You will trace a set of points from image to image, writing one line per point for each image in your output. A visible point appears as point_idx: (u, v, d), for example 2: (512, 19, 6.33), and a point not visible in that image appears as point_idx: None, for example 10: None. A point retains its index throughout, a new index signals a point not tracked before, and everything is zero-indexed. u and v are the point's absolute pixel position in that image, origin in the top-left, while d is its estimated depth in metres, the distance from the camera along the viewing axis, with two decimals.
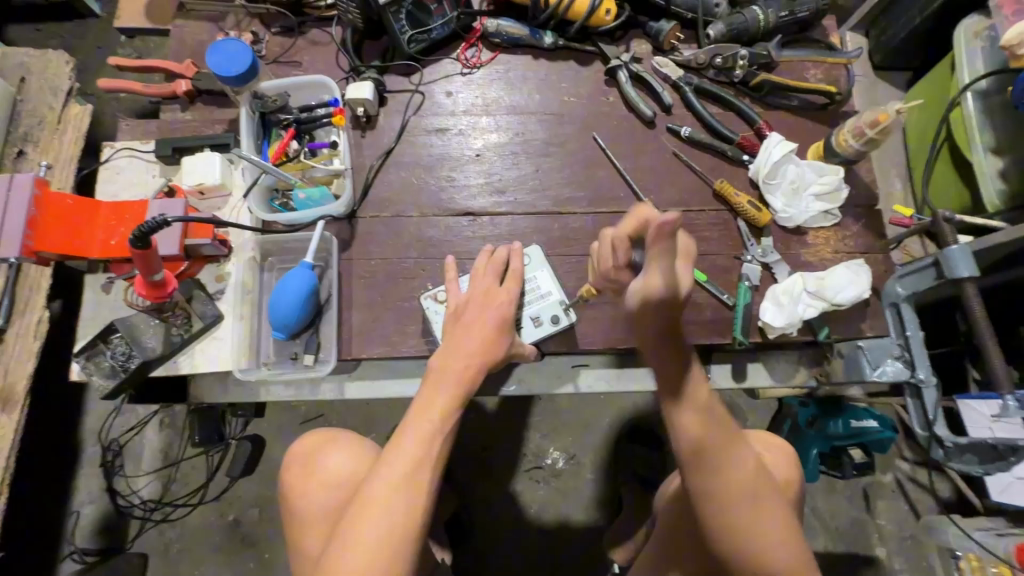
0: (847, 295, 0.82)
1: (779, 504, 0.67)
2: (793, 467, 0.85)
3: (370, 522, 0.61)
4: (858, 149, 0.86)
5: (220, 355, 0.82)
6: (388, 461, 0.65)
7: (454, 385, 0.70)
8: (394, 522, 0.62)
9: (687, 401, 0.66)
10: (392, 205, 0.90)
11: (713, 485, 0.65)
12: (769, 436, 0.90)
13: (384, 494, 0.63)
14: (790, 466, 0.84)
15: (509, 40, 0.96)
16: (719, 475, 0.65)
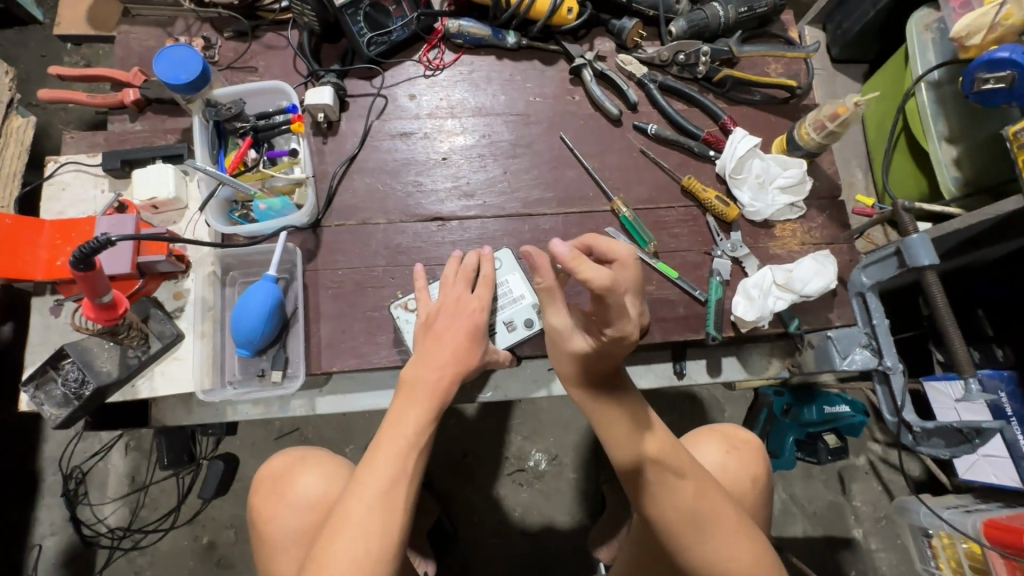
0: (814, 286, 0.83)
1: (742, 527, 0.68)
2: (759, 459, 0.89)
3: (345, 543, 0.59)
4: (820, 142, 0.88)
5: (181, 375, 0.78)
6: (364, 480, 0.63)
7: (425, 406, 0.67)
8: (369, 541, 0.59)
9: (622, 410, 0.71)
10: (358, 212, 0.88)
11: (671, 539, 0.67)
12: (733, 429, 0.92)
13: (359, 512, 0.61)
14: (758, 458, 0.89)
15: (471, 41, 0.95)
16: (671, 526, 0.67)
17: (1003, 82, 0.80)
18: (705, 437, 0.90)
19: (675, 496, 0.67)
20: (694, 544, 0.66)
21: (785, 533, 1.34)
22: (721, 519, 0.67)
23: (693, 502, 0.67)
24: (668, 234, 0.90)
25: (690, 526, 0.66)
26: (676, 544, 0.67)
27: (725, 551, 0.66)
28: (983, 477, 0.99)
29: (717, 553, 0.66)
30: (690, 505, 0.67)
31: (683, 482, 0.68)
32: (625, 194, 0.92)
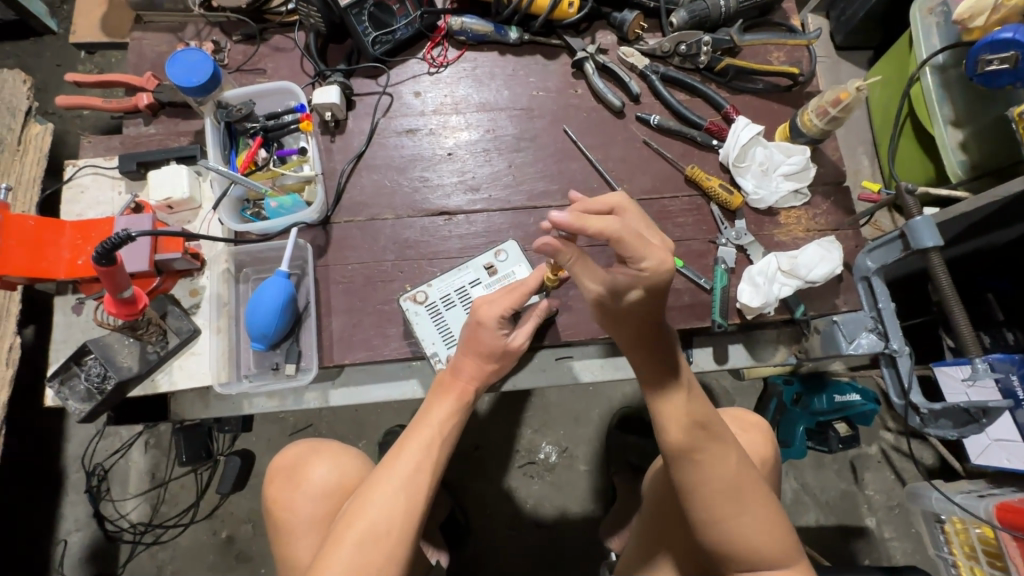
0: (818, 272, 0.84)
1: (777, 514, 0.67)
2: (766, 441, 0.89)
3: (367, 521, 0.62)
4: (823, 128, 0.88)
5: (199, 370, 0.80)
6: (390, 466, 0.67)
7: (452, 405, 0.74)
8: (392, 516, 0.63)
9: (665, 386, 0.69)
10: (365, 209, 0.89)
11: (708, 510, 0.65)
12: (741, 413, 0.94)
13: (383, 496, 0.64)
14: (765, 442, 0.89)
15: (474, 38, 0.96)
16: (707, 495, 0.65)
17: (1007, 63, 0.80)
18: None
19: (721, 470, 0.65)
20: (729, 518, 0.65)
21: (797, 522, 1.34)
22: (758, 500, 0.66)
23: (736, 475, 0.66)
24: (672, 224, 0.91)
25: (726, 498, 0.65)
26: (713, 517, 0.65)
27: (756, 530, 0.65)
28: (996, 462, 0.98)
29: (746, 531, 0.65)
30: (736, 476, 0.66)
31: (732, 454, 0.66)
32: (629, 185, 0.93)
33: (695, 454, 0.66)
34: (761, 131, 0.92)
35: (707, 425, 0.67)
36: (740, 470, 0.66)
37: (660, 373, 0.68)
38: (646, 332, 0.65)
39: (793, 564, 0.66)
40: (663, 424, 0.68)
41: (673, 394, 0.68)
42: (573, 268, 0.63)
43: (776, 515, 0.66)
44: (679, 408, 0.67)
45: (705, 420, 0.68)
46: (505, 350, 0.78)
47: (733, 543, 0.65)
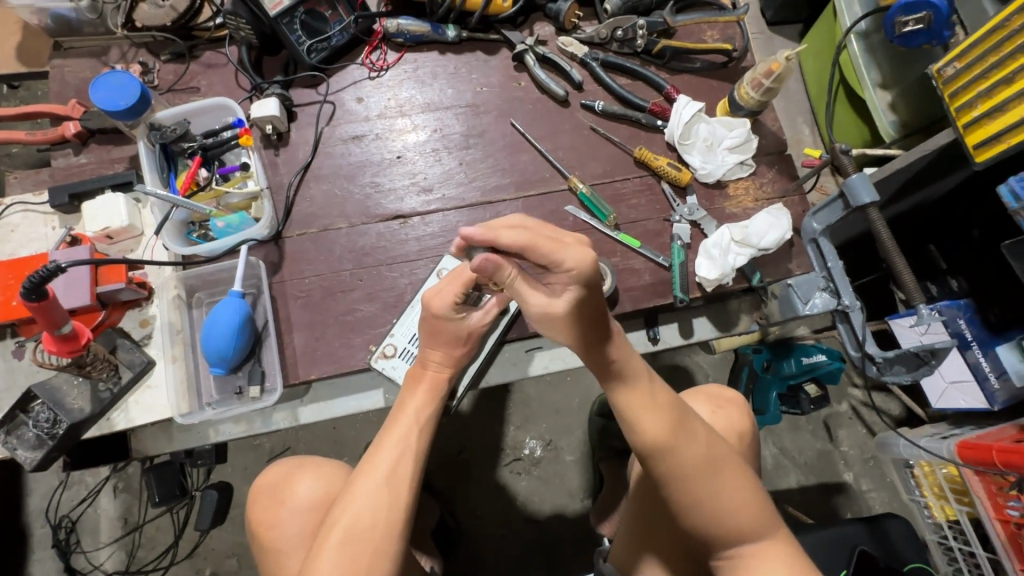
0: (769, 239, 0.86)
1: (753, 484, 0.67)
2: (745, 416, 0.91)
3: (352, 516, 0.63)
4: (759, 99, 0.90)
5: (158, 402, 0.77)
6: (372, 460, 0.68)
7: (424, 397, 0.73)
8: (377, 509, 0.63)
9: (624, 379, 0.68)
10: (318, 220, 0.88)
11: (686, 492, 0.65)
12: (720, 391, 0.94)
13: (367, 487, 0.65)
14: (744, 417, 0.90)
15: (412, 39, 0.96)
16: (683, 479, 0.65)
17: (921, 24, 0.84)
18: (690, 401, 0.91)
19: (694, 450, 0.65)
20: (707, 497, 0.65)
21: (780, 485, 1.37)
22: (732, 473, 0.66)
23: (708, 454, 0.65)
24: (626, 206, 0.92)
25: (703, 476, 0.65)
26: (697, 497, 0.65)
27: (734, 504, 0.65)
28: (955, 404, 1.04)
29: (729, 507, 0.65)
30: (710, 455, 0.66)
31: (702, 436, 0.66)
32: (581, 172, 0.94)
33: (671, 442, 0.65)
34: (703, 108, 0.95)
35: (674, 414, 0.67)
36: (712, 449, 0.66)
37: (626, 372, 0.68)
38: (596, 333, 0.64)
39: (775, 533, 0.66)
40: (633, 419, 0.66)
41: (633, 387, 0.68)
42: (512, 285, 0.64)
43: (751, 484, 0.67)
44: (646, 400, 0.67)
45: (670, 407, 0.67)
46: (467, 333, 0.74)
47: (718, 524, 0.65)
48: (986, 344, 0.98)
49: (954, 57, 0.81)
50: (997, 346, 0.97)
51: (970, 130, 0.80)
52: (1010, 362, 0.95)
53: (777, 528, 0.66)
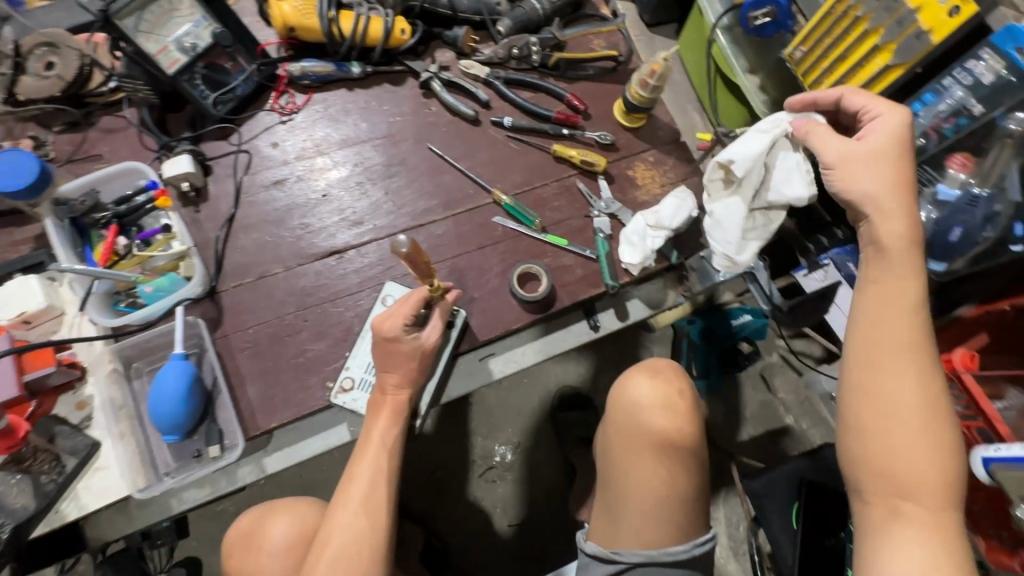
0: (678, 219, 0.95)
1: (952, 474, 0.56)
2: (682, 376, 0.88)
3: (335, 549, 0.65)
4: (649, 96, 0.99)
5: (109, 483, 0.73)
6: (347, 490, 0.70)
7: (387, 422, 0.73)
8: (358, 537, 0.66)
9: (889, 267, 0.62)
10: (252, 268, 0.88)
11: (874, 538, 0.57)
12: (651, 360, 0.91)
13: (344, 519, 0.67)
14: (677, 376, 0.88)
15: (318, 79, 0.98)
16: (878, 409, 0.58)
17: (768, 16, 0.97)
18: (630, 377, 0.87)
19: (909, 384, 0.58)
20: (888, 445, 0.57)
21: (734, 441, 1.49)
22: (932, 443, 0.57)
23: (919, 400, 0.57)
24: (549, 209, 0.99)
25: (901, 413, 0.57)
26: (878, 539, 0.57)
27: (916, 472, 0.56)
28: None
29: (909, 471, 0.56)
30: (921, 512, 0.55)
31: (940, 463, 0.56)
32: (502, 183, 1.00)
33: (897, 481, 0.56)
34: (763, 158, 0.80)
35: (918, 425, 0.57)
36: (930, 514, 0.55)
37: (886, 389, 0.58)
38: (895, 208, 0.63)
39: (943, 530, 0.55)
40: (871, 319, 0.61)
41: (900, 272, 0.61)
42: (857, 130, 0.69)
43: (948, 468, 0.56)
44: (900, 303, 0.60)
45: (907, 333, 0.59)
46: (422, 353, 0.75)
47: None
48: None
49: (800, 41, 0.93)
50: None
51: None
52: None
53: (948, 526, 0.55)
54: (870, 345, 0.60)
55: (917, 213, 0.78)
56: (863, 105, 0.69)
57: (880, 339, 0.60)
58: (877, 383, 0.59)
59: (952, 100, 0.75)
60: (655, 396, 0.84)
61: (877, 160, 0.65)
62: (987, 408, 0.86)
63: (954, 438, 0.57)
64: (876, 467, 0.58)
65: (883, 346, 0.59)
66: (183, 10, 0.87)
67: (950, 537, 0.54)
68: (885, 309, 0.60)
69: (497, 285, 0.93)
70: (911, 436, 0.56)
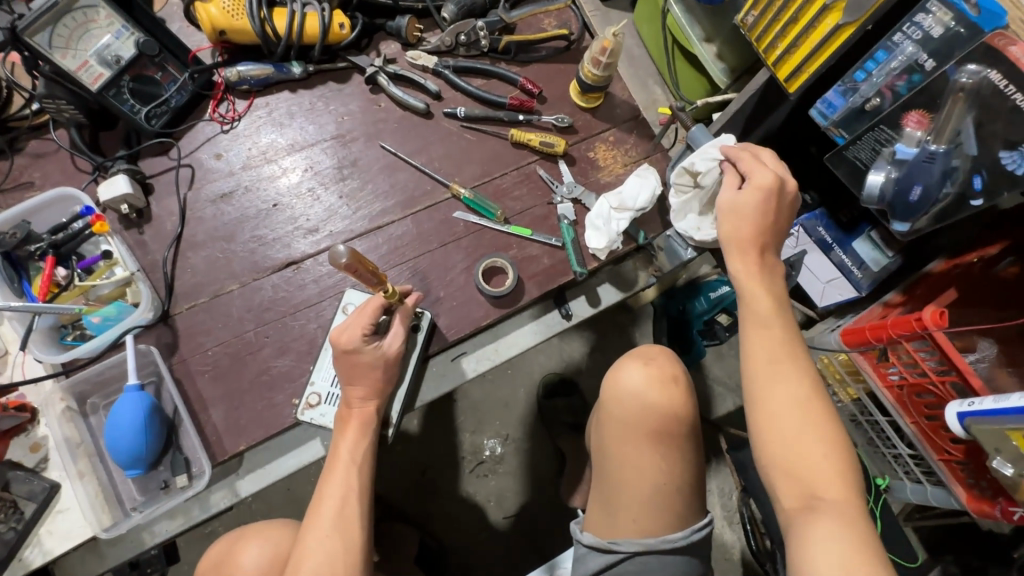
0: (643, 199, 0.92)
1: (846, 454, 0.59)
2: (674, 362, 0.88)
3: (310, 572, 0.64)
4: (603, 75, 0.96)
5: (73, 525, 0.71)
6: (316, 513, 0.68)
7: (355, 437, 0.71)
8: (332, 558, 0.65)
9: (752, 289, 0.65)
10: (206, 288, 0.85)
11: (795, 540, 0.57)
12: (644, 348, 0.90)
13: (316, 542, 0.66)
14: (671, 361, 0.88)
15: (258, 83, 0.94)
16: (769, 411, 0.61)
17: None
18: (621, 365, 0.87)
19: (789, 381, 0.61)
20: (787, 441, 0.60)
21: (721, 412, 1.50)
22: (822, 428, 0.60)
23: (800, 395, 0.61)
24: (510, 198, 0.96)
25: (787, 413, 0.60)
26: (800, 544, 0.56)
27: (815, 462, 0.59)
28: (836, 298, 1.17)
29: (808, 460, 0.59)
30: (833, 507, 0.57)
31: (828, 452, 0.59)
32: (460, 177, 0.97)
33: (803, 478, 0.58)
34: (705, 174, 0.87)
35: (802, 423, 0.60)
36: (840, 505, 0.56)
37: (772, 397, 0.61)
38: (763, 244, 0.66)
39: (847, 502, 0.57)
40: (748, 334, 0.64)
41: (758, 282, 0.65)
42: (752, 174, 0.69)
43: (839, 450, 0.59)
44: (765, 313, 0.64)
45: (782, 337, 0.63)
46: (385, 361, 0.74)
47: None
48: (844, 243, 1.13)
49: (751, 6, 0.91)
50: (853, 242, 1.12)
51: (777, 67, 0.90)
52: (865, 252, 1.11)
53: (855, 507, 0.57)
54: (752, 356, 0.63)
55: (877, 174, 0.76)
56: (746, 161, 0.70)
57: (759, 347, 0.63)
58: (763, 391, 0.61)
59: (903, 56, 0.70)
60: (649, 383, 0.84)
61: (746, 210, 0.66)
62: (956, 361, 0.86)
63: (837, 428, 0.60)
64: (780, 466, 0.60)
65: (760, 358, 0.63)
66: (101, 21, 0.82)
67: (863, 522, 0.56)
68: (757, 322, 0.64)
69: (463, 282, 0.91)
70: (803, 434, 0.59)
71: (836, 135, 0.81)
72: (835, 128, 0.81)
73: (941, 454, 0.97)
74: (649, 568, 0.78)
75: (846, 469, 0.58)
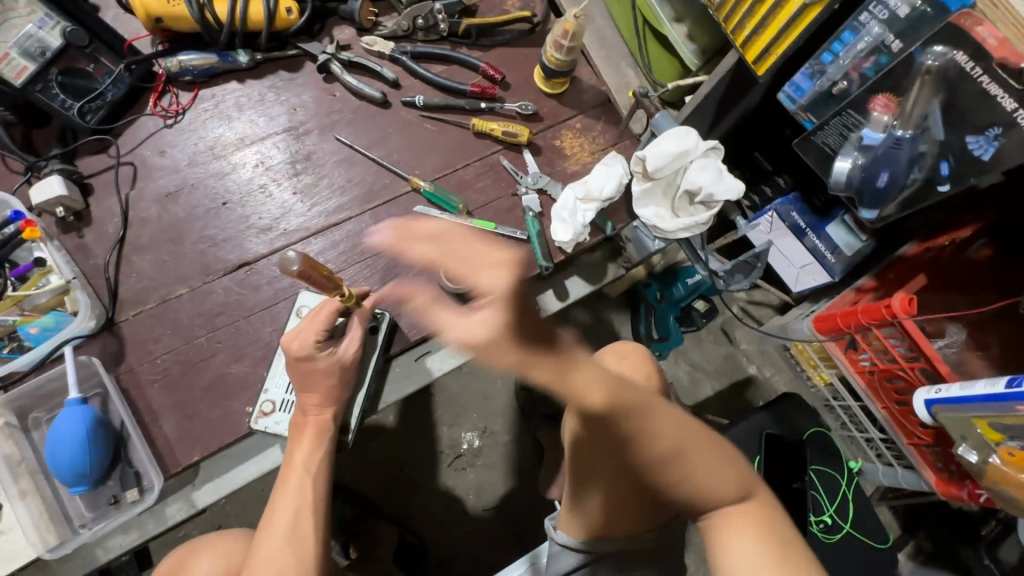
0: (608, 188, 0.89)
1: (731, 457, 0.62)
2: (649, 360, 0.87)
3: None
4: (566, 60, 0.92)
5: (18, 545, 0.70)
6: (267, 528, 0.66)
7: (311, 445, 0.69)
8: (283, 574, 0.62)
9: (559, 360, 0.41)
10: (153, 292, 0.81)
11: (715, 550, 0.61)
12: (620, 346, 0.89)
13: (266, 558, 0.63)
14: (646, 359, 0.87)
15: (202, 74, 0.89)
16: (657, 470, 0.57)
17: None
18: (597, 364, 0.86)
19: (659, 440, 0.55)
20: (681, 478, 0.59)
21: (699, 397, 1.50)
22: (703, 450, 0.59)
23: (677, 437, 0.56)
24: (473, 191, 0.93)
25: (676, 458, 0.57)
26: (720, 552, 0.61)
27: (712, 478, 0.59)
28: (809, 284, 1.15)
29: (704, 483, 0.60)
30: (737, 509, 0.62)
31: (717, 464, 0.60)
32: (420, 169, 0.93)
33: (700, 497, 0.60)
34: (672, 160, 0.82)
35: (688, 450, 0.58)
36: (738, 508, 0.62)
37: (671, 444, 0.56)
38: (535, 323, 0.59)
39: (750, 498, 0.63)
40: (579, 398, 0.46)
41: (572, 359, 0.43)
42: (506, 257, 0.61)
43: (720, 454, 0.60)
44: (591, 377, 0.45)
45: (607, 391, 0.48)
46: (341, 367, 0.71)
47: None
48: (817, 227, 1.10)
49: None
50: (826, 227, 1.10)
51: (745, 48, 0.87)
52: (839, 237, 1.09)
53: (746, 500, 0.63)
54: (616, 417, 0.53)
55: (844, 161, 0.76)
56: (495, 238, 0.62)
57: (633, 411, 0.53)
58: (648, 444, 0.55)
59: (869, 38, 0.66)
60: (625, 381, 0.83)
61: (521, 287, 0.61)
62: (924, 348, 0.85)
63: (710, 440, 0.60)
64: (689, 497, 0.61)
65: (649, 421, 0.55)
66: (21, 10, 0.76)
67: (764, 517, 0.62)
68: (611, 392, 0.49)
69: (425, 280, 0.87)
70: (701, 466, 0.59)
71: (805, 119, 0.79)
72: (803, 113, 0.79)
73: (910, 438, 0.98)
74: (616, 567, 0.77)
75: (735, 467, 0.62)
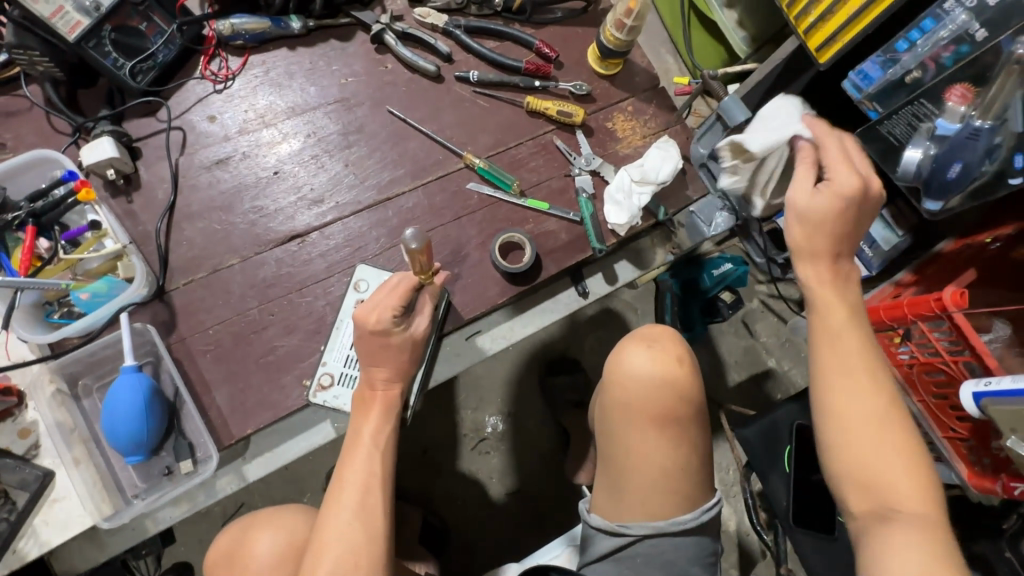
0: (665, 172, 0.88)
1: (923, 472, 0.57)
2: (677, 341, 0.85)
3: (332, 562, 0.61)
4: (626, 40, 0.91)
5: (72, 515, 0.67)
6: (336, 499, 0.65)
7: (378, 421, 0.69)
8: (354, 548, 0.62)
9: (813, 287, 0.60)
10: (204, 262, 0.79)
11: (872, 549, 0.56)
12: (648, 329, 0.87)
13: (333, 537, 0.63)
14: (674, 343, 0.85)
15: (253, 38, 0.86)
16: (838, 423, 0.58)
17: None
18: (626, 351, 0.83)
19: (864, 394, 0.58)
20: (860, 450, 0.57)
21: (720, 388, 1.51)
22: (890, 436, 0.57)
23: (871, 405, 0.58)
24: (525, 170, 0.91)
25: (866, 422, 0.57)
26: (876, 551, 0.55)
27: (899, 478, 0.56)
28: (842, 278, 1.14)
29: (888, 474, 0.56)
30: (911, 518, 0.55)
31: (901, 463, 0.57)
32: (473, 146, 0.91)
33: (879, 492, 0.56)
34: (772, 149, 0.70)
35: (875, 425, 0.57)
36: (920, 517, 0.55)
37: (850, 404, 0.58)
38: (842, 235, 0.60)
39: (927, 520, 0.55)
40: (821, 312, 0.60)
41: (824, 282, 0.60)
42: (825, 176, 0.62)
43: (912, 453, 0.57)
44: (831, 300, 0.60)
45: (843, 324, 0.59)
46: (412, 343, 0.70)
47: None
48: None
49: None
50: None
51: (808, 35, 0.86)
52: (876, 231, 1.08)
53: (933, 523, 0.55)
54: (821, 359, 0.59)
55: (914, 149, 0.74)
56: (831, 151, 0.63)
57: (829, 346, 0.59)
58: (839, 398, 0.58)
59: (952, 26, 0.68)
60: (654, 367, 0.81)
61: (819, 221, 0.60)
62: (973, 341, 0.86)
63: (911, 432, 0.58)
64: (855, 480, 0.57)
65: (834, 367, 0.59)
66: None
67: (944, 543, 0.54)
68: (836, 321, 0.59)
69: (478, 259, 0.86)
70: (881, 449, 0.56)
71: (870, 108, 0.79)
72: (869, 102, 0.78)
73: (946, 432, 0.99)
74: (661, 550, 0.78)
75: (922, 476, 0.57)
